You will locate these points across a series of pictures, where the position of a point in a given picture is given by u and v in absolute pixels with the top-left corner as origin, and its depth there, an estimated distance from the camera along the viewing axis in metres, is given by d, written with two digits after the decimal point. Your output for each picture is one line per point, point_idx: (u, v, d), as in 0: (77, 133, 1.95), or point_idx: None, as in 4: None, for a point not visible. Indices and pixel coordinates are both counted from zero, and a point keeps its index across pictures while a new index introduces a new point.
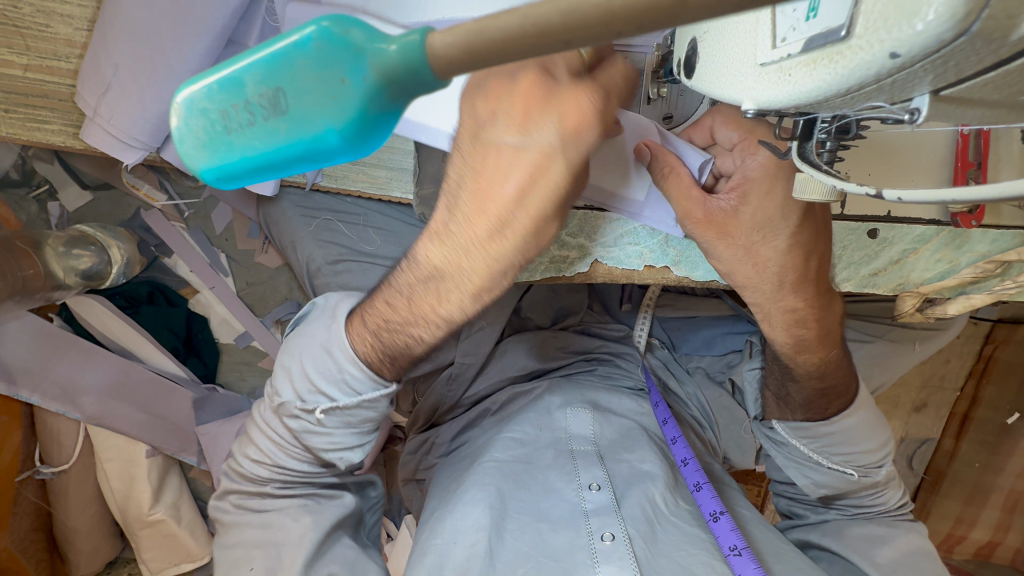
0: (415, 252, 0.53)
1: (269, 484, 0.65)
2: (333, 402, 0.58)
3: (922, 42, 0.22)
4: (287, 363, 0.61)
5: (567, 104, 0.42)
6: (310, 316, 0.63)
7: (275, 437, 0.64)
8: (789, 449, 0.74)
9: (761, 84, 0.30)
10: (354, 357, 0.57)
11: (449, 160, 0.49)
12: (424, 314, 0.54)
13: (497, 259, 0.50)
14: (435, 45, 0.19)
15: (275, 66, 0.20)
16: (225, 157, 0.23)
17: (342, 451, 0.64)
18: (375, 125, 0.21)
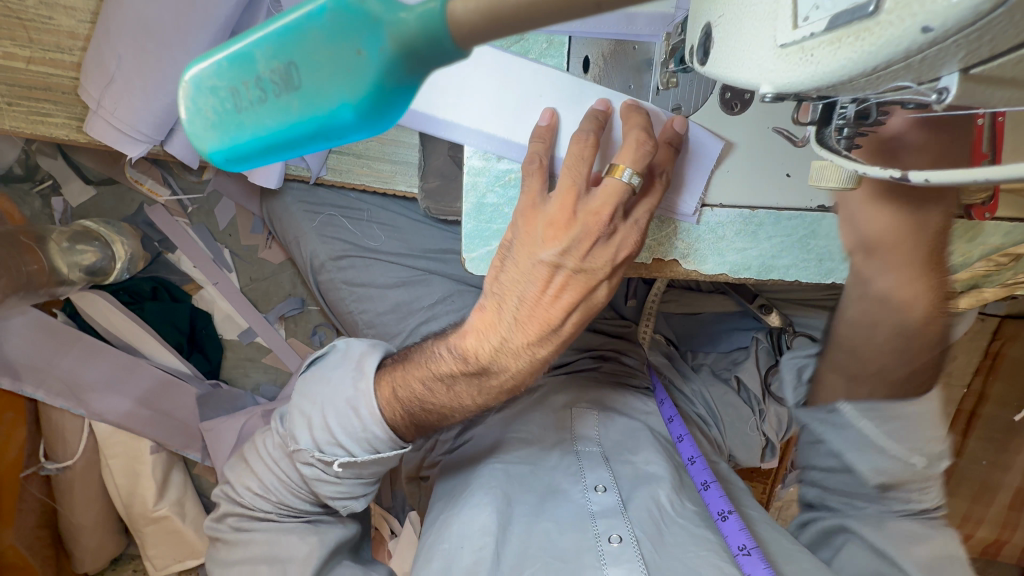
0: (459, 345, 0.59)
1: (270, 511, 0.68)
2: (351, 457, 0.63)
3: (957, 15, 0.21)
4: (309, 416, 0.65)
5: (624, 245, 0.53)
6: (333, 364, 0.68)
7: (286, 477, 0.67)
8: (846, 433, 0.65)
9: (781, 66, 0.29)
10: (380, 421, 0.62)
11: (500, 266, 0.55)
12: (460, 399, 0.61)
13: (538, 355, 0.57)
14: (456, 12, 0.18)
15: (289, 40, 0.20)
16: (236, 138, 0.22)
17: (347, 500, 0.68)
18: (392, 100, 0.20)
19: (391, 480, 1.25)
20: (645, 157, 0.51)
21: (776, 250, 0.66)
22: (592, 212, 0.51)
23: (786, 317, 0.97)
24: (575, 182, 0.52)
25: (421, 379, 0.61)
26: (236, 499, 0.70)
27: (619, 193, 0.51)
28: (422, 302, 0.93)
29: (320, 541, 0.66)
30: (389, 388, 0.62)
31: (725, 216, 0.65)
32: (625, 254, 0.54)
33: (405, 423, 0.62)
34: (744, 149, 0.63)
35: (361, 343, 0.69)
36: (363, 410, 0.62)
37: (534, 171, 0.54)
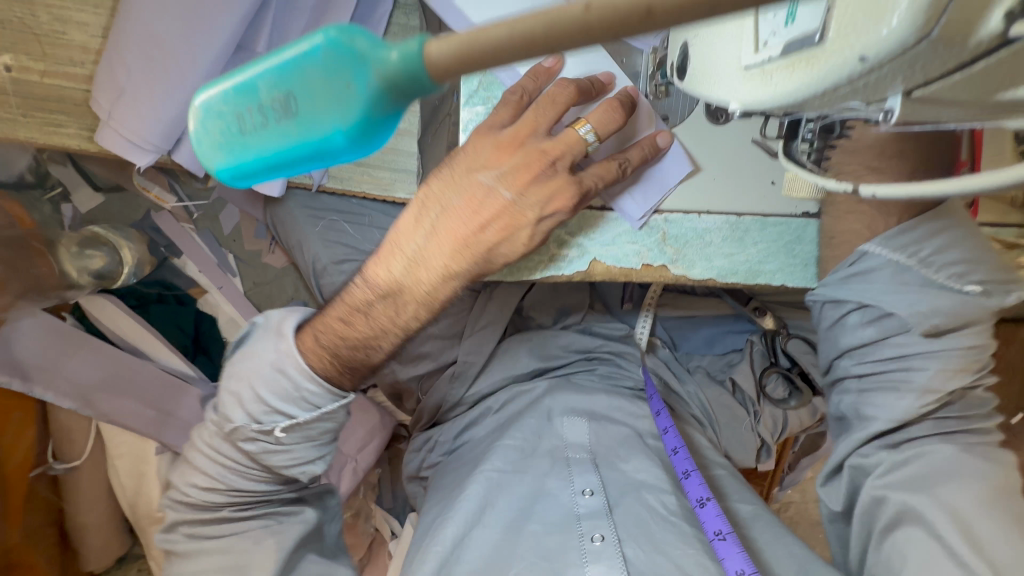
0: (373, 274, 0.63)
1: (225, 508, 0.70)
2: (292, 419, 0.64)
3: (888, 46, 0.23)
4: (239, 391, 0.64)
5: (561, 195, 0.59)
6: (257, 335, 0.66)
7: (229, 464, 0.68)
8: (882, 291, 0.61)
9: (746, 86, 0.32)
10: (310, 374, 0.62)
11: (430, 179, 0.62)
12: (383, 327, 0.63)
13: (456, 272, 0.62)
14: (432, 53, 0.20)
15: (286, 73, 0.22)
16: (241, 157, 0.25)
17: (303, 465, 0.69)
18: (377, 127, 0.22)
19: (390, 479, 1.33)
20: (610, 124, 0.59)
21: (763, 255, 0.68)
22: (546, 144, 0.59)
23: (779, 320, 0.99)
24: (537, 121, 0.59)
25: (339, 320, 0.63)
26: (184, 497, 0.70)
27: (576, 147, 0.59)
28: None
29: (278, 543, 0.69)
30: (310, 335, 0.64)
31: (712, 222, 0.67)
32: (560, 208, 0.61)
33: (325, 359, 0.63)
34: (730, 159, 0.66)
35: (281, 311, 0.68)
36: (292, 372, 0.62)
37: (512, 101, 0.60)
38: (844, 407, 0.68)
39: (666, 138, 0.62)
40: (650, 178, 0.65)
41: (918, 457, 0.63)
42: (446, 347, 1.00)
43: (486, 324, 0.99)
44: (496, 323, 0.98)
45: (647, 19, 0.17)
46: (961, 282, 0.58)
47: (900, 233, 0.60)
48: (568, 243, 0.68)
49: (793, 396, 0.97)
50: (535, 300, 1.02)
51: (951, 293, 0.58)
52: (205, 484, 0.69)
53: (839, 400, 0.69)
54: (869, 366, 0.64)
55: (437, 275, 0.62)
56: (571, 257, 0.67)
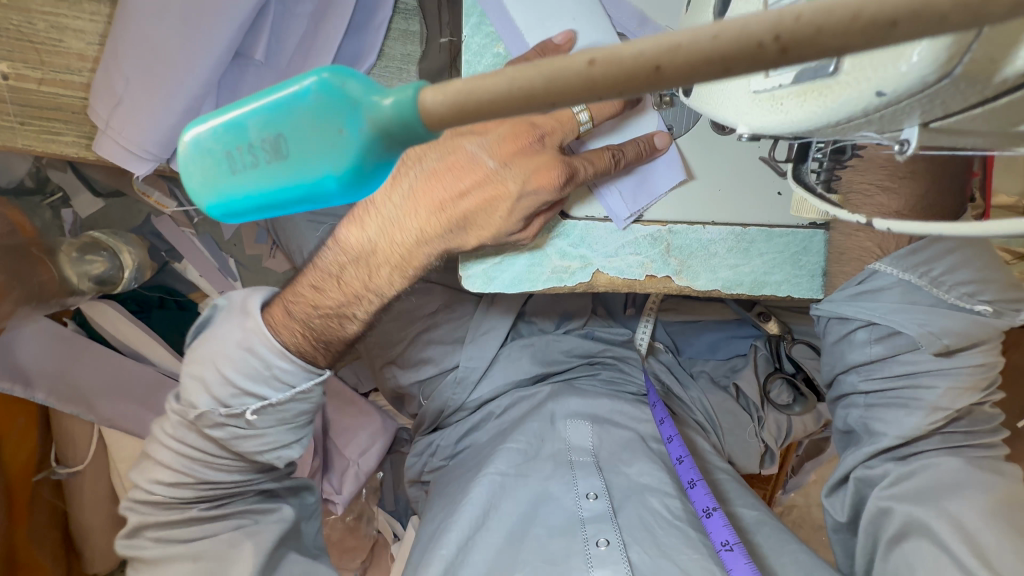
0: (346, 236, 0.64)
1: (196, 506, 0.69)
2: (263, 401, 0.65)
3: (907, 83, 0.22)
4: (204, 374, 0.65)
5: (543, 172, 0.58)
6: (221, 318, 0.68)
7: (197, 454, 0.67)
8: (896, 308, 0.60)
9: (755, 111, 0.31)
10: (283, 350, 0.63)
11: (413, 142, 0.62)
12: (354, 292, 0.65)
13: (426, 239, 0.63)
14: (426, 101, 0.19)
15: (277, 114, 0.21)
16: (230, 196, 0.24)
17: (279, 450, 0.69)
18: (371, 177, 0.22)
19: (392, 482, 1.28)
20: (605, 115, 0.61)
21: (768, 266, 0.67)
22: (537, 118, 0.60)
23: (785, 326, 0.96)
24: None
25: (310, 287, 0.65)
26: (149, 495, 0.68)
27: (568, 126, 0.60)
28: (424, 310, 1.01)
29: (255, 546, 0.66)
30: (280, 305, 0.66)
31: (717, 233, 0.66)
32: (543, 186, 0.60)
33: (293, 331, 0.65)
34: (734, 173, 0.65)
35: (242, 293, 0.69)
36: (260, 350, 0.63)
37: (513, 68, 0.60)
38: (852, 422, 0.67)
39: (662, 139, 0.62)
40: (643, 180, 0.65)
41: (924, 468, 0.62)
42: (449, 352, 0.99)
43: (489, 331, 0.97)
44: (499, 329, 0.97)
45: (656, 75, 0.16)
46: (972, 301, 0.58)
47: (910, 253, 0.59)
48: (571, 255, 0.66)
49: (797, 402, 0.94)
50: (537, 307, 1.01)
51: (963, 314, 0.58)
52: (174, 479, 0.67)
53: (845, 414, 0.68)
54: (879, 383, 0.64)
55: (409, 244, 0.63)
56: (575, 269, 0.66)
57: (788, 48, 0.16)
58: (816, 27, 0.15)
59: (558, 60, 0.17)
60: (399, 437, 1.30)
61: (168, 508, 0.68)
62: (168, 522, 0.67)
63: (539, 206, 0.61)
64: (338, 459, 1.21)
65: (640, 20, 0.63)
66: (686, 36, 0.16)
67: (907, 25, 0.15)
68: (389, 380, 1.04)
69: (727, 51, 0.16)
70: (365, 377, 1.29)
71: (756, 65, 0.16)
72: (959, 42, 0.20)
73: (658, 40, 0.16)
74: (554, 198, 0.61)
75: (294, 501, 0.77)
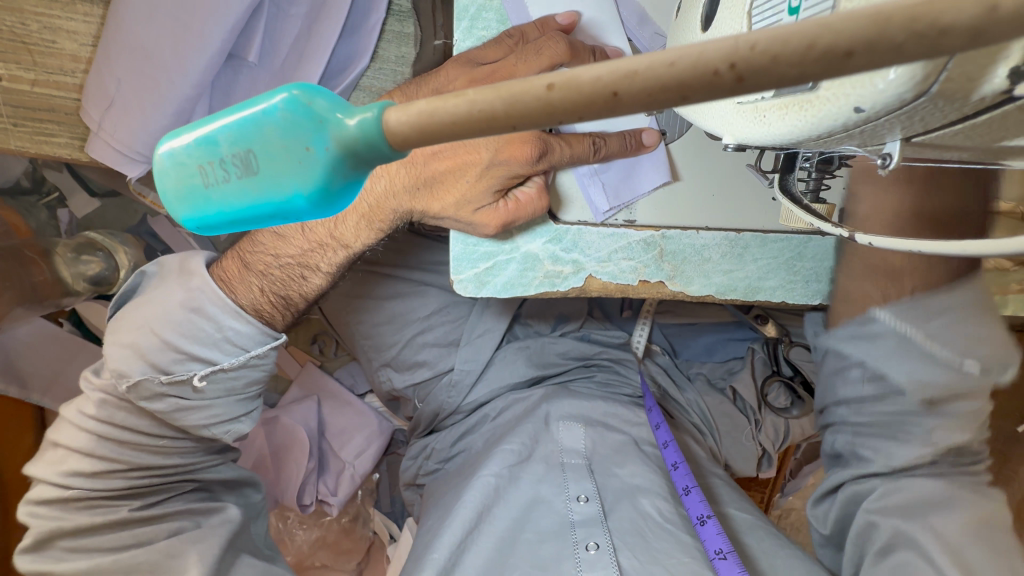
0: None
1: (125, 507, 0.67)
2: (212, 366, 0.65)
3: (884, 99, 0.22)
4: (139, 341, 0.64)
5: (517, 143, 0.56)
6: (153, 284, 0.67)
7: (130, 437, 0.67)
8: (886, 349, 0.62)
9: (739, 121, 0.31)
10: (237, 313, 0.65)
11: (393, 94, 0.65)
12: (319, 239, 0.67)
13: (388, 193, 0.64)
14: (390, 121, 0.19)
15: (246, 130, 0.21)
16: (203, 211, 0.24)
17: (229, 425, 0.71)
18: (339, 196, 0.21)
19: (389, 483, 1.29)
20: None
21: (762, 272, 0.67)
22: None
23: (784, 328, 0.98)
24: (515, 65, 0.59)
25: (274, 236, 0.68)
26: (62, 493, 0.65)
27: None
28: (417, 313, 1.00)
29: (202, 552, 0.66)
30: (235, 258, 0.68)
31: (711, 239, 0.66)
32: (513, 158, 0.58)
33: (250, 285, 0.68)
34: (727, 180, 0.65)
35: (175, 259, 0.69)
36: (209, 310, 0.64)
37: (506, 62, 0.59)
38: (839, 446, 0.68)
39: (651, 136, 0.62)
40: (628, 174, 0.64)
41: (910, 485, 0.61)
42: (443, 354, 0.99)
43: (483, 333, 0.97)
44: (495, 331, 0.97)
45: (615, 102, 0.16)
46: (963, 358, 0.58)
47: (909, 304, 0.61)
48: (563, 260, 0.66)
49: (796, 405, 0.95)
50: (532, 310, 1.01)
51: (951, 368, 0.58)
52: (101, 468, 0.66)
53: (833, 438, 0.68)
54: (865, 417, 0.64)
55: (374, 200, 0.64)
56: (568, 273, 0.66)
57: (744, 77, 0.15)
58: (772, 56, 0.15)
59: (516, 86, 0.17)
60: (396, 438, 1.30)
61: (93, 511, 0.66)
62: (96, 526, 0.65)
63: (507, 176, 0.59)
64: (334, 461, 1.21)
65: (640, 18, 0.62)
66: (642, 63, 0.16)
67: (862, 56, 0.15)
68: (384, 383, 1.05)
69: (683, 79, 0.16)
70: (361, 378, 1.29)
71: (715, 92, 0.16)
72: (925, 71, 0.20)
73: (615, 67, 0.16)
74: (522, 171, 0.59)
75: (235, 497, 0.78)
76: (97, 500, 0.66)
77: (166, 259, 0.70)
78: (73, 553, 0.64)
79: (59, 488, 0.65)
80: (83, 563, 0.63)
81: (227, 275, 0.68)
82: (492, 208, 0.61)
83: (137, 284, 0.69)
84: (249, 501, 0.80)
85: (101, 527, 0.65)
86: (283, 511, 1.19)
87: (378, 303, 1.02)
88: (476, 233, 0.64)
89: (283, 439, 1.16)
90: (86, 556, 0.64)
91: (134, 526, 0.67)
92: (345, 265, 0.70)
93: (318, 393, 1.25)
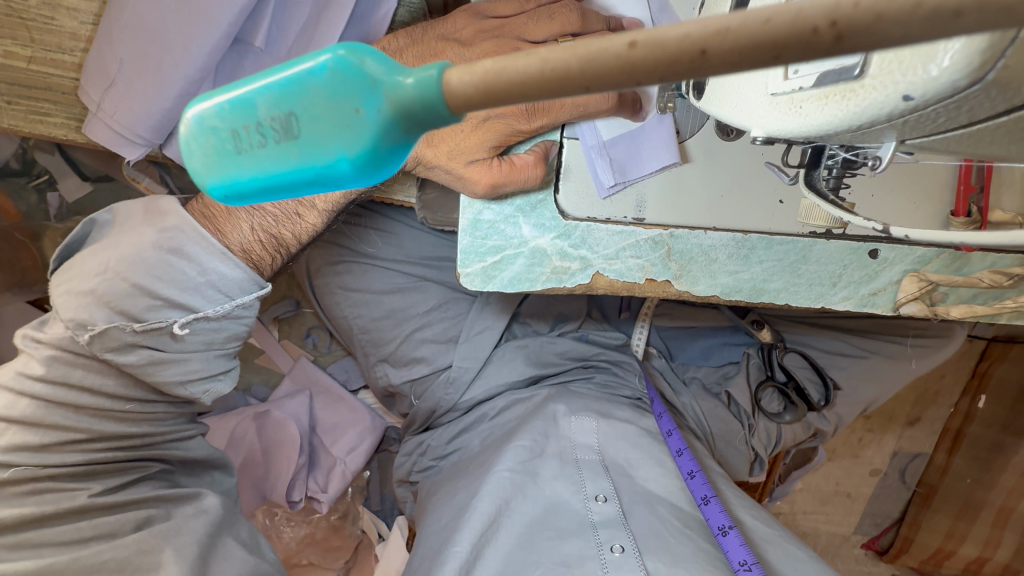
0: None
1: (83, 493, 0.63)
2: (192, 314, 0.63)
3: (935, 86, 0.24)
4: (101, 287, 0.59)
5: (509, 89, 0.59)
6: (112, 232, 0.63)
7: (90, 404, 0.64)
8: None
9: (772, 113, 0.32)
10: (224, 255, 0.62)
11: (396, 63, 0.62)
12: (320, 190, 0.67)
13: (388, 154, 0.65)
14: (452, 82, 0.18)
15: (288, 91, 0.20)
16: (234, 178, 0.23)
17: (207, 385, 0.69)
18: (386, 160, 0.21)
19: (381, 480, 1.27)
20: None
21: (767, 274, 0.67)
22: (524, 44, 0.60)
23: (778, 334, 0.98)
24: (524, 24, 0.61)
25: None
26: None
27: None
28: (417, 309, 0.99)
29: (177, 552, 0.63)
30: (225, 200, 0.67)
31: (718, 239, 0.66)
32: (511, 113, 0.61)
33: (239, 225, 0.66)
34: (737, 181, 0.64)
35: (133, 205, 0.65)
36: (190, 251, 0.61)
37: (510, 45, 0.60)
38: None
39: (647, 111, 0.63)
40: (634, 150, 0.63)
41: None
42: (441, 351, 0.98)
43: (483, 330, 0.96)
44: (496, 327, 0.96)
45: (702, 61, 0.16)
46: None
47: None
48: (571, 256, 0.66)
49: (788, 410, 0.98)
50: (531, 309, 1.00)
51: None
52: (53, 441, 0.63)
53: None
54: None
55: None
56: (575, 270, 0.66)
57: (843, 37, 0.16)
58: (874, 14, 0.15)
59: (596, 43, 0.16)
60: (388, 435, 1.28)
61: (43, 498, 0.62)
62: (49, 516, 0.61)
63: (507, 132, 0.61)
64: (324, 457, 1.19)
65: (661, 6, 0.61)
66: (735, 21, 0.16)
67: (969, 17, 0.15)
68: (380, 378, 1.04)
69: (780, 39, 0.16)
70: (354, 373, 1.27)
71: (809, 52, 0.16)
72: (994, 40, 0.22)
73: (707, 23, 0.16)
74: (521, 128, 0.61)
75: (200, 482, 0.76)
76: (46, 484, 0.63)
77: (120, 207, 0.66)
78: (17, 552, 0.59)
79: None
80: (32, 564, 0.58)
81: (211, 213, 0.66)
82: (485, 164, 0.61)
83: (86, 234, 0.65)
84: (222, 487, 0.78)
85: (55, 516, 0.62)
86: (272, 507, 1.17)
87: (376, 297, 1.01)
88: (465, 191, 0.63)
89: (274, 436, 1.14)
90: (35, 554, 0.60)
91: (93, 516, 0.64)
92: (341, 205, 0.69)
93: (310, 387, 1.24)
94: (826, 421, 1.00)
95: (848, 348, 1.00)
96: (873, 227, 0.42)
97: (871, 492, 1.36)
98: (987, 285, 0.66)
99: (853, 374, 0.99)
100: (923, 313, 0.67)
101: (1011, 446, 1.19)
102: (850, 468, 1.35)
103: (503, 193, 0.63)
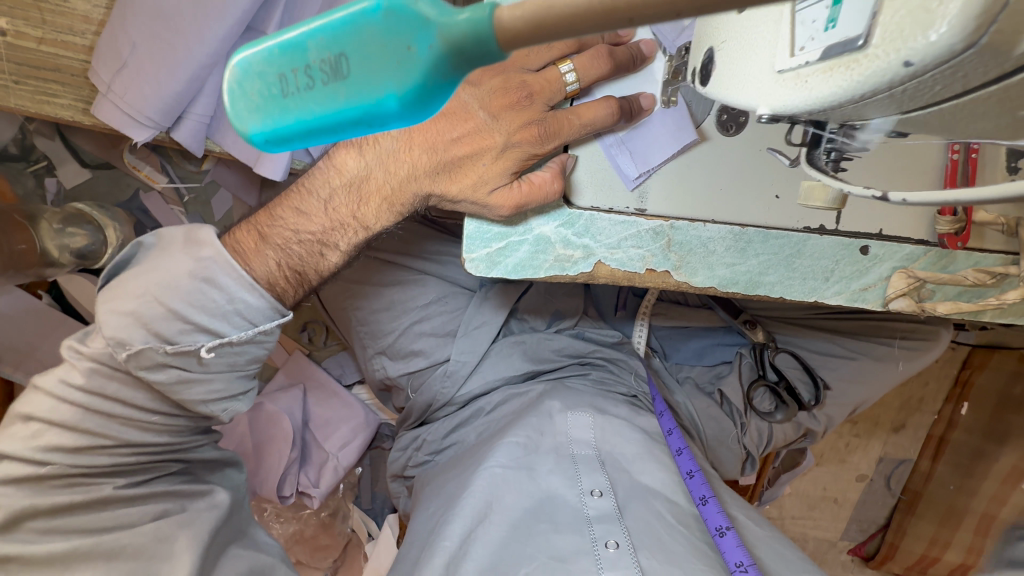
0: (334, 157, 0.66)
1: (111, 484, 0.63)
2: (221, 338, 0.61)
3: (935, 51, 0.27)
4: (140, 310, 0.58)
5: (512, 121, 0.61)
6: (152, 255, 0.61)
7: (118, 412, 0.61)
8: None
9: (778, 90, 0.35)
10: (251, 286, 0.61)
11: None
12: (344, 220, 0.67)
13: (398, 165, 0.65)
14: (504, 18, 0.20)
15: (343, 32, 0.22)
16: (279, 121, 0.24)
17: (228, 403, 0.67)
18: (432, 96, 0.22)
19: (371, 479, 1.26)
20: (592, 67, 0.62)
21: (763, 267, 0.69)
22: (527, 74, 0.62)
23: (769, 334, 1.00)
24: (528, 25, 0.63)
25: (295, 211, 0.66)
26: (36, 470, 0.60)
27: (556, 86, 0.62)
28: (416, 301, 1.00)
29: (191, 537, 0.64)
30: (253, 231, 0.66)
31: (716, 231, 0.68)
32: (525, 140, 0.62)
33: (266, 258, 0.65)
34: (735, 173, 0.67)
35: (178, 229, 0.62)
36: (221, 281, 0.60)
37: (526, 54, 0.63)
38: None
39: (649, 100, 0.64)
40: (650, 142, 0.65)
41: None
42: (440, 344, 0.98)
43: (481, 325, 0.97)
44: (494, 323, 0.97)
45: None
46: None
47: None
48: (575, 244, 0.67)
49: (779, 410, 0.99)
50: (530, 304, 1.00)
51: None
52: (85, 444, 0.61)
53: None
54: None
55: (397, 183, 0.66)
56: (577, 258, 0.67)
57: None
58: None
59: None
60: (380, 432, 1.27)
61: (76, 488, 0.62)
62: (75, 506, 0.61)
63: (523, 158, 0.63)
64: (317, 452, 1.18)
65: (677, 32, 0.63)
66: None
67: None
68: (377, 370, 1.05)
69: None
70: (350, 369, 1.27)
71: None
72: None
73: None
74: (536, 152, 0.63)
75: (217, 478, 0.75)
76: (78, 477, 0.62)
77: (165, 230, 0.63)
78: (46, 535, 0.59)
79: (35, 464, 0.60)
80: (60, 544, 0.59)
81: (241, 246, 0.65)
82: (506, 188, 0.63)
83: (130, 255, 0.62)
84: (232, 482, 0.77)
85: (80, 506, 0.61)
86: (260, 502, 1.16)
87: (377, 289, 1.01)
88: (491, 216, 0.66)
89: (267, 430, 1.14)
90: (61, 538, 0.60)
91: (116, 506, 0.63)
92: (361, 247, 0.70)
93: (304, 382, 1.23)
94: (816, 420, 1.02)
95: (837, 350, 1.02)
96: (873, 192, 0.42)
97: (858, 498, 1.38)
98: (971, 283, 0.67)
99: (843, 376, 1.01)
100: (911, 308, 0.69)
101: (991, 453, 1.20)
102: (837, 474, 1.37)
103: (526, 211, 0.65)
